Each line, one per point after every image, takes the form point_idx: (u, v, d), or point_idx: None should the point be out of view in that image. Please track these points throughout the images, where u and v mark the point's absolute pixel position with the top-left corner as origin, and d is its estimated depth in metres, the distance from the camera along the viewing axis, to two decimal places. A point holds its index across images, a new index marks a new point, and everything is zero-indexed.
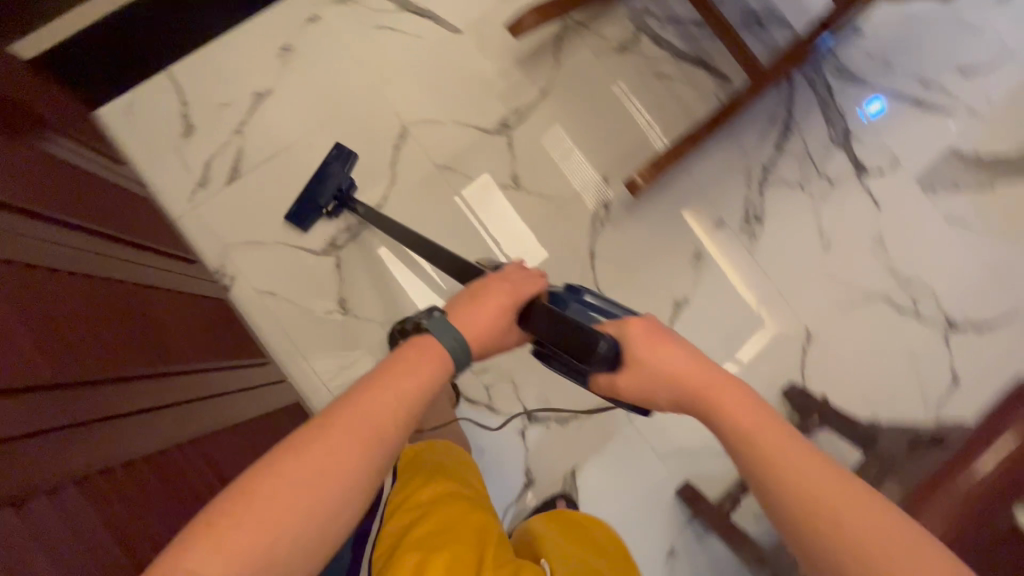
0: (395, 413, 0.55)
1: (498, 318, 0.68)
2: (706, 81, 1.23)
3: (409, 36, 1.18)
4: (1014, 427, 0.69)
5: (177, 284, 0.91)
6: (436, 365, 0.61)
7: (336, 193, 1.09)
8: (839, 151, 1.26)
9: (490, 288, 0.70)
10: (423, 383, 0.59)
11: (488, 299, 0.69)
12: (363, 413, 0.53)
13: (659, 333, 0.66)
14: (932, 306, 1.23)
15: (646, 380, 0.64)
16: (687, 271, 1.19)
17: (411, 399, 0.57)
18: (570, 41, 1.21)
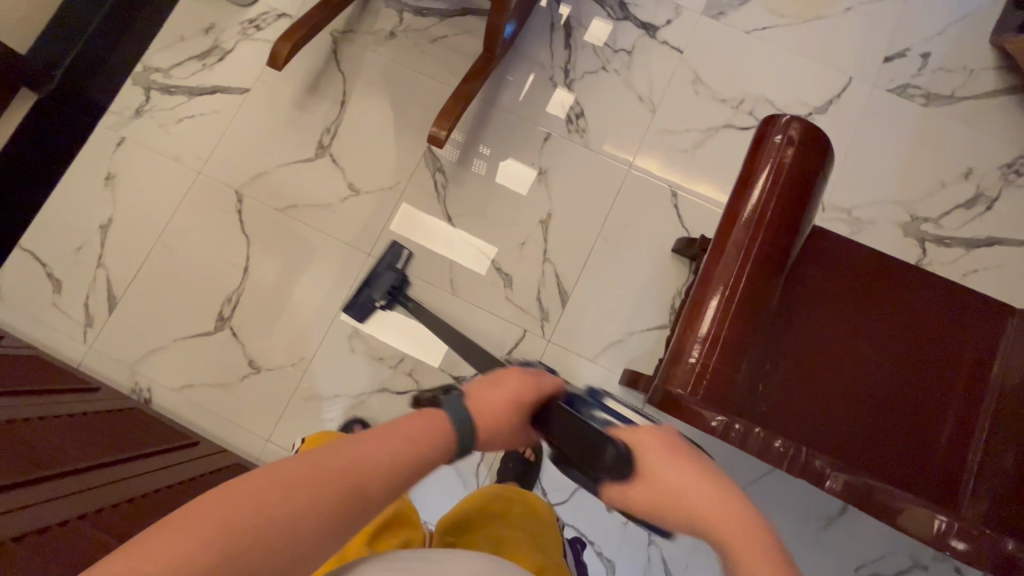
0: (382, 470, 0.45)
1: (509, 410, 0.57)
2: (477, 24, 1.31)
3: (210, 114, 1.27)
4: (791, 180, 0.66)
5: (89, 405, 0.97)
6: (434, 438, 0.50)
7: (389, 288, 1.16)
8: (624, 22, 1.32)
9: (506, 368, 0.61)
10: (434, 440, 0.49)
11: (505, 379, 0.59)
12: (367, 468, 0.44)
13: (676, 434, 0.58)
14: (770, 112, 1.28)
15: (661, 495, 0.52)
16: (539, 189, 1.24)
17: (404, 459, 0.46)
18: (347, 49, 1.30)
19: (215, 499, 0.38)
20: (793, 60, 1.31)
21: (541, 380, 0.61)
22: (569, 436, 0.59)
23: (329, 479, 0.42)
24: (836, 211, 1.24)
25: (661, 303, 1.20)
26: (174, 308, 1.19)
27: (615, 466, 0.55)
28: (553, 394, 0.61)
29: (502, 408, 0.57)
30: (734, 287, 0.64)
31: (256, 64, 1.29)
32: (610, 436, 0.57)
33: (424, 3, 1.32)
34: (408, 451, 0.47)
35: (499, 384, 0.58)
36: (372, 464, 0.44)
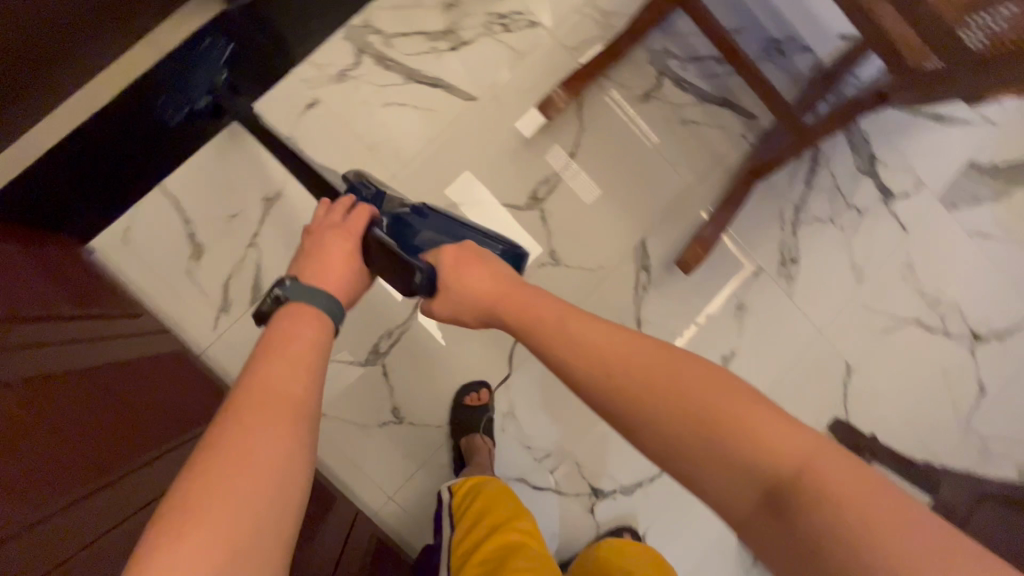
0: (299, 385, 0.52)
1: (347, 264, 0.70)
2: (732, 122, 1.19)
3: (422, 109, 1.08)
4: None
5: None
6: (317, 323, 0.61)
7: (211, 90, 1.01)
8: (866, 178, 1.25)
9: (318, 240, 0.72)
10: (305, 335, 0.58)
11: (327, 252, 0.70)
12: (283, 382, 0.51)
13: (478, 255, 0.73)
14: (958, 322, 1.28)
15: (458, 304, 0.71)
16: (731, 323, 1.19)
17: (310, 358, 0.55)
18: (593, 95, 1.14)
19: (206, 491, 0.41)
20: (997, 279, 1.30)
21: (350, 237, 0.72)
22: (385, 262, 0.72)
23: (287, 421, 0.47)
24: (977, 437, 1.27)
25: None
26: None
27: (423, 289, 0.72)
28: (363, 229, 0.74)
29: (344, 275, 0.69)
30: None
31: (492, 73, 1.10)
32: (416, 262, 0.71)
33: (687, 75, 1.17)
34: (310, 355, 0.56)
35: (320, 250, 0.71)
36: (291, 390, 0.50)
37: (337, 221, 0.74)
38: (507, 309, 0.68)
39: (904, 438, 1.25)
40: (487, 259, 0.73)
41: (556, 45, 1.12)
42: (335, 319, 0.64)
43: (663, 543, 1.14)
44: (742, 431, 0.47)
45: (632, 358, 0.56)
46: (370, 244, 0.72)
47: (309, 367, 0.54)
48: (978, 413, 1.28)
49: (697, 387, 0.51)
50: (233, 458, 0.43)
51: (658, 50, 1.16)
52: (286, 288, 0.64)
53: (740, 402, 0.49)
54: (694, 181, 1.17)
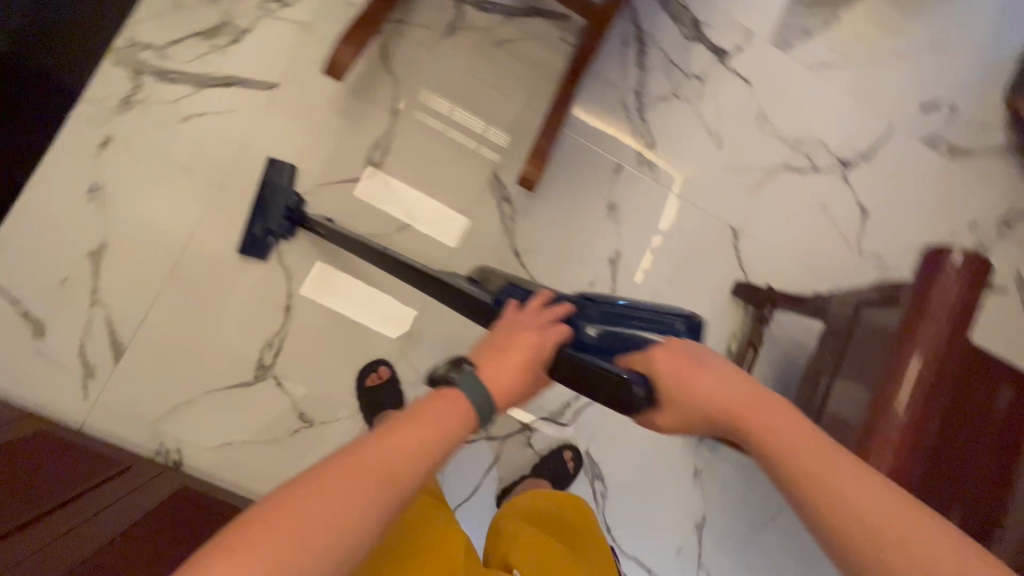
0: (406, 470, 0.44)
1: (520, 378, 0.56)
2: (547, 29, 1.16)
3: (224, 112, 1.03)
4: (942, 292, 0.69)
5: (154, 495, 0.85)
6: (461, 418, 0.50)
7: (286, 212, 1.01)
8: (696, 44, 1.24)
9: (512, 324, 0.61)
10: (444, 412, 0.49)
11: (511, 353, 0.57)
12: (387, 454, 0.44)
13: (693, 351, 0.59)
14: (824, 155, 1.31)
15: (687, 414, 0.57)
16: (608, 225, 1.19)
17: (433, 445, 0.47)
18: (397, 43, 1.10)
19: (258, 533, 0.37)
20: (848, 102, 1.33)
21: (536, 344, 0.58)
22: (577, 375, 0.61)
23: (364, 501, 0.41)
24: (871, 256, 1.32)
25: (720, 344, 1.24)
26: (202, 356, 1.01)
27: (648, 401, 0.58)
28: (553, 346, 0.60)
29: (515, 376, 0.56)
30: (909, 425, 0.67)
31: (284, 52, 1.05)
32: (621, 373, 0.59)
33: None
34: (428, 439, 0.47)
35: (508, 349, 0.57)
36: (397, 463, 0.44)
37: (541, 324, 0.61)
38: (734, 410, 0.54)
39: (805, 280, 1.28)
40: (683, 349, 0.59)
41: (341, 4, 1.07)
42: (479, 418, 0.52)
43: (606, 449, 1.18)
44: (881, 540, 0.44)
45: (782, 449, 0.50)
46: (565, 356, 0.60)
47: (423, 446, 0.46)
48: (866, 234, 1.32)
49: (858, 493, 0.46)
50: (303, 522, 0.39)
51: None
52: (463, 370, 0.53)
53: (907, 519, 0.44)
54: (526, 99, 1.15)
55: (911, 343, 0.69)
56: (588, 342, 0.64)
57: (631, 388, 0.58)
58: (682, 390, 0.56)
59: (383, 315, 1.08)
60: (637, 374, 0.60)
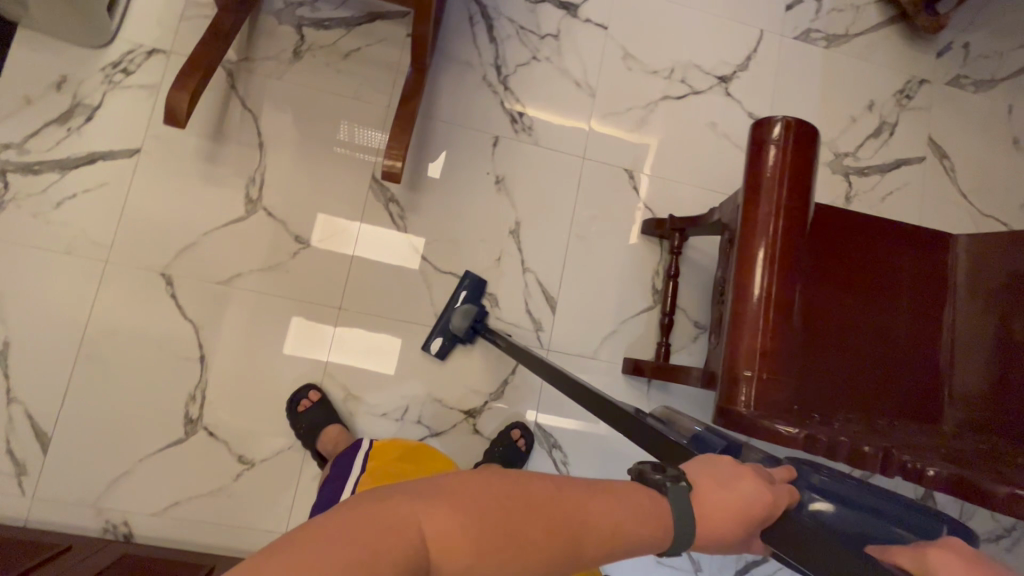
0: (599, 542, 0.37)
1: (739, 519, 0.41)
2: (390, 29, 1.18)
3: (95, 188, 1.05)
4: (764, 169, 0.69)
5: (88, 569, 0.85)
6: (655, 535, 0.39)
7: (471, 324, 1.10)
8: (543, 5, 1.26)
9: (737, 463, 0.45)
10: (658, 524, 0.39)
11: (740, 478, 0.43)
12: (584, 505, 0.38)
13: (978, 558, 0.39)
14: (700, 76, 1.31)
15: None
16: (500, 199, 1.19)
17: (647, 527, 0.38)
18: (248, 81, 1.12)
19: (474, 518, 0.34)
20: (712, 19, 1.33)
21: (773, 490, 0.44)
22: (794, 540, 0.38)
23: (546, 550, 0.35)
24: None
25: (644, 285, 1.23)
26: (128, 425, 1.02)
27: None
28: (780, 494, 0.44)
29: (725, 515, 0.41)
30: (768, 307, 0.68)
31: (140, 118, 1.08)
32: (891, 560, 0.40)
33: (323, 13, 1.16)
34: (635, 532, 0.38)
35: (730, 484, 0.43)
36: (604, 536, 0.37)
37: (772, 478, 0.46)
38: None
39: (714, 202, 1.28)
40: (964, 550, 0.39)
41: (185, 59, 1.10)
42: (674, 543, 0.40)
43: (557, 417, 1.16)
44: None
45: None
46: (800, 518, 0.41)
47: (623, 532, 0.38)
48: None
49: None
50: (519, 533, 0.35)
51: (282, 7, 1.15)
52: (676, 483, 0.41)
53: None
54: (388, 100, 1.17)
55: (751, 226, 0.69)
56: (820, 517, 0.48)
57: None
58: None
59: (370, 351, 1.11)
60: (903, 572, 0.37)
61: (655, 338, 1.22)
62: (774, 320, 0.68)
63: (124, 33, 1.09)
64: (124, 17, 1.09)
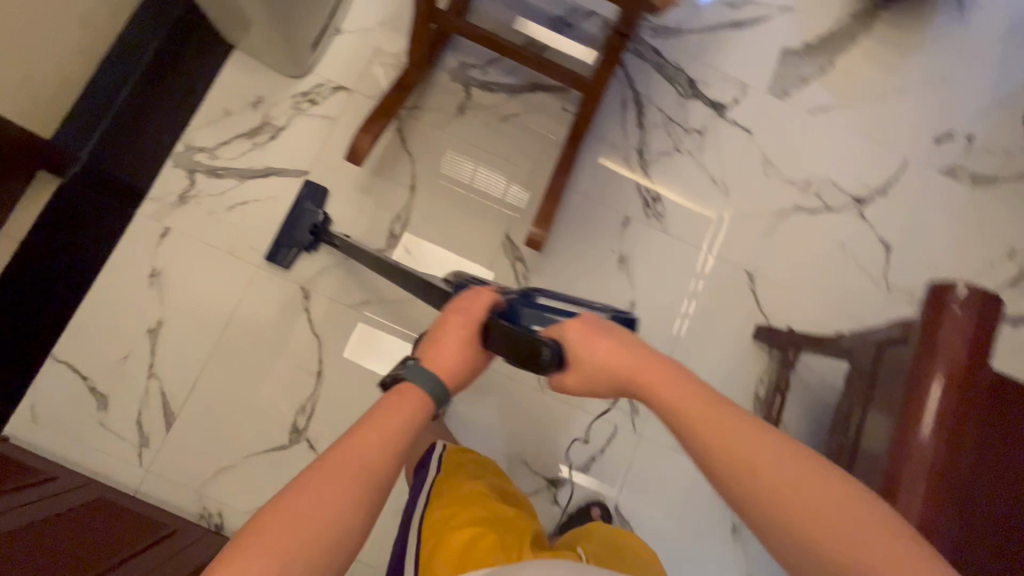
0: (377, 456, 0.56)
1: (462, 347, 0.71)
2: (549, 101, 1.26)
3: (264, 200, 1.16)
4: (946, 328, 0.68)
5: (194, 557, 0.90)
6: (419, 406, 0.63)
7: (313, 228, 1.13)
8: (693, 101, 1.31)
9: (455, 308, 0.75)
10: (408, 411, 0.61)
11: (448, 325, 0.73)
12: (358, 450, 0.55)
13: (597, 322, 0.70)
14: (836, 194, 1.31)
15: (588, 377, 0.69)
16: (620, 277, 1.22)
17: (398, 437, 0.58)
18: (412, 127, 1.22)
19: (297, 500, 0.50)
20: (855, 140, 1.34)
21: (472, 313, 0.74)
22: (513, 347, 0.71)
23: (347, 492, 0.52)
24: (899, 291, 1.28)
25: (746, 390, 1.21)
26: (242, 421, 1.09)
27: (554, 363, 0.70)
28: (484, 316, 0.74)
29: (461, 354, 0.71)
30: (932, 473, 0.66)
31: (315, 144, 1.19)
32: (542, 338, 0.70)
33: (491, 76, 1.25)
34: (404, 422, 0.60)
35: (444, 342, 0.71)
36: (369, 459, 0.55)
37: (468, 314, 0.74)
38: (631, 380, 0.65)
39: (831, 321, 1.26)
40: (591, 321, 0.70)
41: (364, 99, 1.22)
42: (438, 400, 0.66)
43: (635, 504, 1.15)
44: (801, 500, 0.50)
45: (670, 396, 0.60)
46: (496, 326, 0.71)
47: (404, 427, 0.59)
48: (891, 269, 1.29)
49: (698, 415, 0.58)
50: (319, 491, 0.51)
51: (456, 66, 1.25)
52: (408, 366, 0.68)
53: (840, 502, 0.50)
54: (533, 165, 1.23)
55: (921, 382, 0.68)
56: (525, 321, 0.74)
57: (543, 350, 0.69)
58: (579, 342, 0.68)
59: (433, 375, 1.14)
60: (553, 340, 0.71)
61: None
62: (936, 486, 0.66)
63: (319, 68, 1.22)
64: (322, 54, 1.22)
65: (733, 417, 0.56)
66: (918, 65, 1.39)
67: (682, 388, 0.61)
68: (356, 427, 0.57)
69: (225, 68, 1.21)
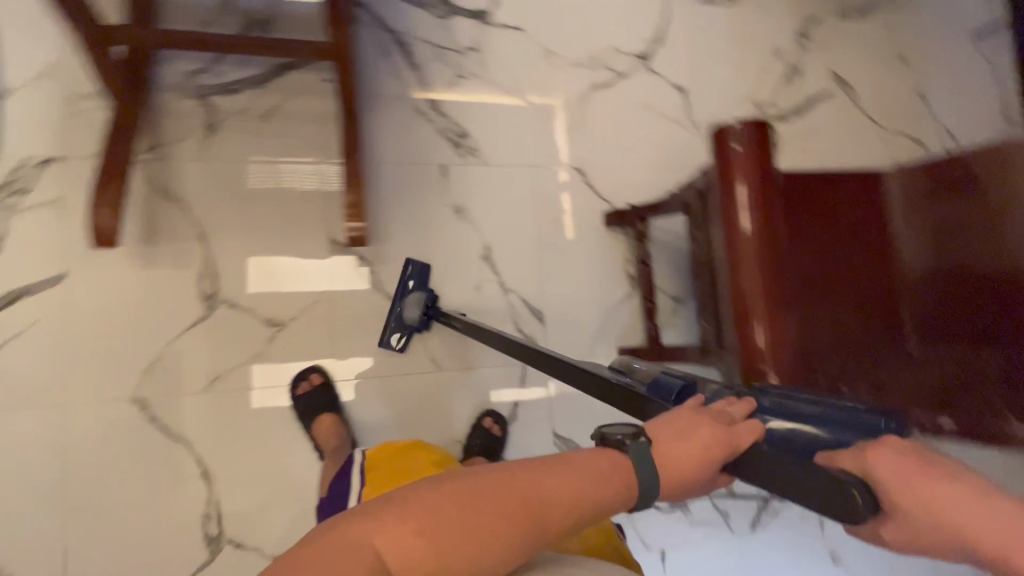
0: (564, 507, 0.44)
1: (700, 466, 0.45)
2: (304, 78, 1.11)
3: (31, 328, 0.96)
4: (735, 168, 0.73)
5: None
6: (622, 493, 0.45)
7: (426, 312, 1.09)
8: (453, 19, 1.22)
9: (694, 414, 0.48)
10: (609, 486, 0.45)
11: (695, 433, 0.46)
12: (533, 487, 0.44)
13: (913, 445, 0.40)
14: (621, 58, 1.33)
15: (902, 524, 0.37)
16: (463, 227, 1.18)
17: (586, 504, 0.44)
18: (165, 171, 1.04)
19: (428, 509, 0.41)
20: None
21: (731, 434, 0.46)
22: (779, 474, 0.39)
23: (494, 522, 0.42)
24: (706, 126, 1.36)
25: (620, 275, 1.27)
26: (144, 563, 0.96)
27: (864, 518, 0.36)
28: (735, 429, 0.46)
29: (694, 464, 0.45)
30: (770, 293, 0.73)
31: (56, 240, 0.98)
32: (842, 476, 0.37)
33: (227, 76, 1.08)
34: (599, 492, 0.45)
35: (689, 434, 0.46)
36: (566, 500, 0.44)
37: (728, 422, 0.47)
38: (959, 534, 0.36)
39: (664, 178, 1.32)
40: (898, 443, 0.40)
41: (85, 161, 0.99)
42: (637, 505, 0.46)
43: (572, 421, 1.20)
44: (984, 538, 0.35)
45: (930, 486, 0.37)
46: (757, 454, 0.43)
47: (605, 498, 0.45)
48: (693, 108, 1.36)
49: (926, 498, 0.37)
50: (502, 491, 0.43)
51: (179, 79, 1.05)
52: (637, 443, 0.46)
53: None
54: (322, 156, 1.10)
55: (732, 223, 0.74)
56: (795, 435, 0.46)
57: (848, 495, 0.36)
58: (892, 494, 0.37)
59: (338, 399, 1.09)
60: (852, 474, 0.38)
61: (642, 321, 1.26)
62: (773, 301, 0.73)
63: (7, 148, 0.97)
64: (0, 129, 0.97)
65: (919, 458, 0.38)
66: None
67: (948, 471, 0.38)
68: (556, 463, 0.46)
69: None
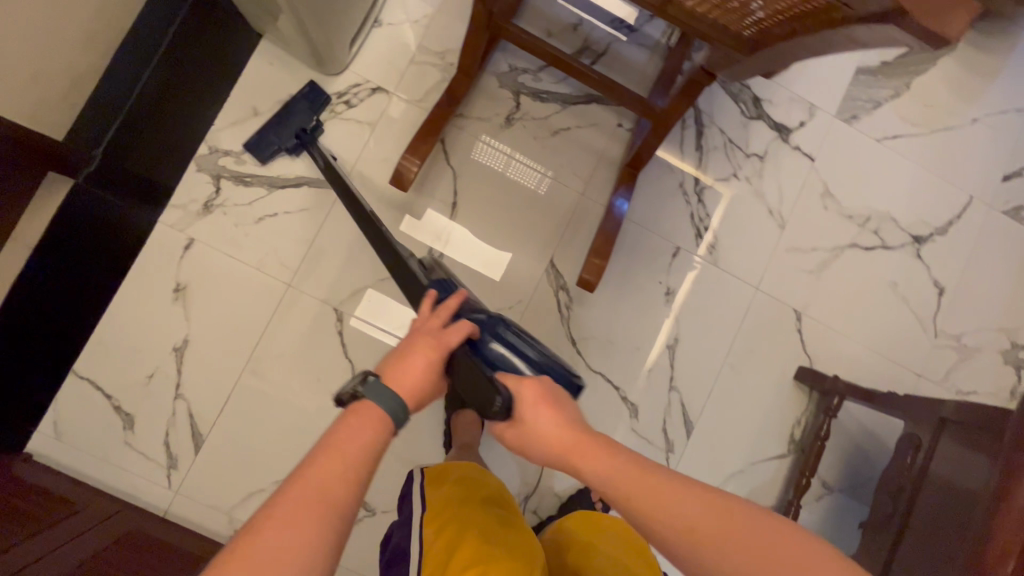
0: (349, 480, 0.48)
1: (426, 378, 0.58)
2: (604, 116, 1.17)
3: (298, 213, 1.09)
4: None
5: None
6: (378, 428, 0.52)
7: (300, 132, 1.07)
8: (756, 123, 1.22)
9: (412, 338, 0.61)
10: (374, 441, 0.52)
11: (413, 359, 0.58)
12: (319, 480, 0.47)
13: (558, 394, 0.62)
14: (895, 232, 1.25)
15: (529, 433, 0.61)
16: (664, 311, 1.17)
17: (363, 464, 0.50)
18: (455, 137, 1.13)
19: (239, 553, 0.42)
20: (921, 175, 1.26)
21: (442, 341, 0.61)
22: (473, 381, 0.62)
23: (301, 523, 0.44)
24: (947, 338, 1.24)
25: (784, 433, 1.19)
26: (272, 444, 1.06)
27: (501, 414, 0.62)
28: (454, 345, 0.62)
29: (427, 379, 0.58)
30: None
31: (351, 154, 1.11)
32: (495, 386, 0.61)
33: (544, 85, 1.16)
34: (370, 443, 0.51)
35: (407, 358, 0.58)
36: (329, 484, 0.47)
37: (436, 334, 0.61)
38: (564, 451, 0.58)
39: (876, 366, 1.22)
40: (549, 386, 0.63)
41: (405, 104, 1.12)
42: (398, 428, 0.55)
43: None
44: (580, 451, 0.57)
45: (535, 411, 0.60)
46: (461, 361, 0.62)
47: (374, 450, 0.51)
48: (942, 314, 1.25)
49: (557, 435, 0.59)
50: (264, 541, 0.43)
51: (507, 70, 1.15)
52: (368, 381, 0.55)
53: (717, 515, 0.50)
54: (581, 187, 1.15)
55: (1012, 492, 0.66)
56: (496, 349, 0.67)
57: (494, 399, 0.61)
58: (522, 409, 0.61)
59: None
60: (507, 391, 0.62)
61: (781, 487, 1.18)
62: None
63: (356, 67, 1.11)
64: (359, 50, 1.11)
65: (557, 403, 0.61)
66: (999, 93, 1.29)
67: (556, 406, 0.61)
68: (320, 447, 0.50)
69: (254, 61, 1.10)
